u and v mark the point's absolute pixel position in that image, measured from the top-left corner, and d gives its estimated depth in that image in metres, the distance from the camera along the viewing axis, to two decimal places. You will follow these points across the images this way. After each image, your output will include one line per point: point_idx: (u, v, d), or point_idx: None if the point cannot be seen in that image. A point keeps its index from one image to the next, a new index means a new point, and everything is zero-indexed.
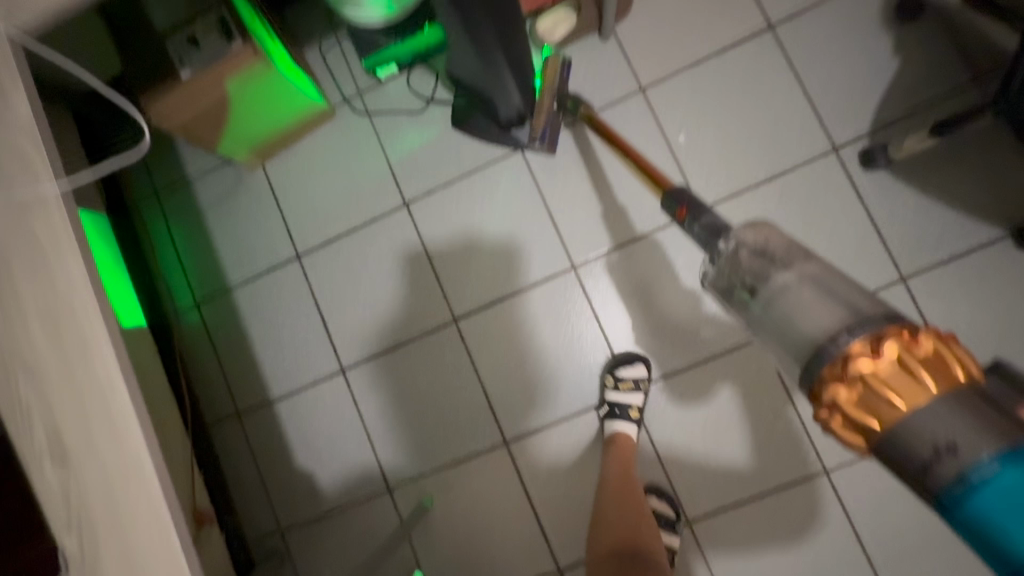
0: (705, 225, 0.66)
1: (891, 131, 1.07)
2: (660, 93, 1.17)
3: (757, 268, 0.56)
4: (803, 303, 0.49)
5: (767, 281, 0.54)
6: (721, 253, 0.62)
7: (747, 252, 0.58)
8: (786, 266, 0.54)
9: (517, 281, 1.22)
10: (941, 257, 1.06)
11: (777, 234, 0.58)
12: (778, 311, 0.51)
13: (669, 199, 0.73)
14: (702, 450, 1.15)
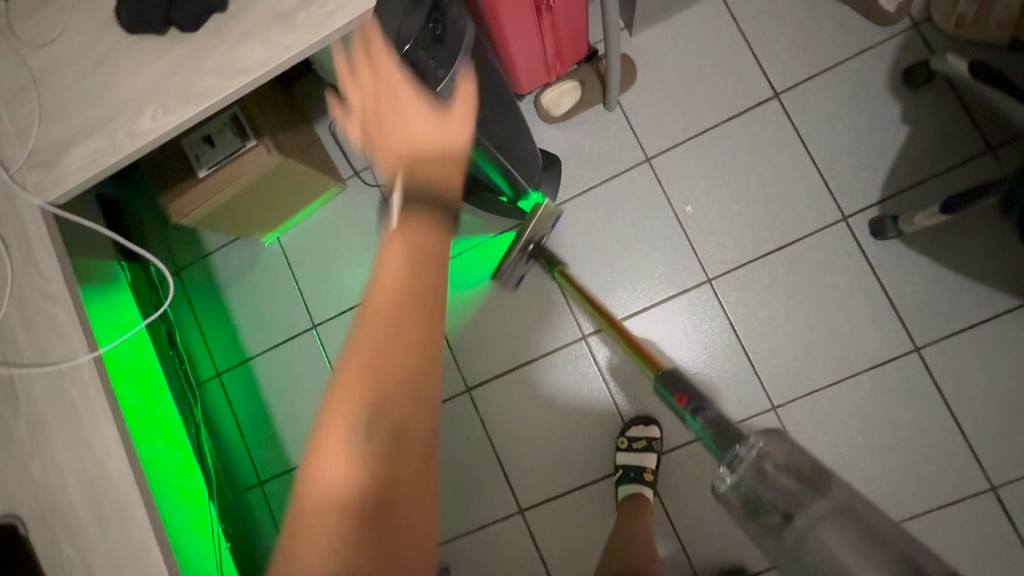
0: (706, 421, 0.67)
1: (898, 201, 1.08)
2: (666, 163, 1.18)
3: (792, 490, 0.50)
4: (835, 555, 0.45)
5: (795, 522, 0.48)
6: (741, 458, 0.57)
7: (774, 465, 0.53)
8: (818, 494, 0.49)
9: (528, 350, 1.24)
10: (956, 327, 1.05)
11: (798, 446, 0.54)
12: (811, 557, 0.47)
13: (662, 380, 0.78)
14: (718, 523, 1.13)
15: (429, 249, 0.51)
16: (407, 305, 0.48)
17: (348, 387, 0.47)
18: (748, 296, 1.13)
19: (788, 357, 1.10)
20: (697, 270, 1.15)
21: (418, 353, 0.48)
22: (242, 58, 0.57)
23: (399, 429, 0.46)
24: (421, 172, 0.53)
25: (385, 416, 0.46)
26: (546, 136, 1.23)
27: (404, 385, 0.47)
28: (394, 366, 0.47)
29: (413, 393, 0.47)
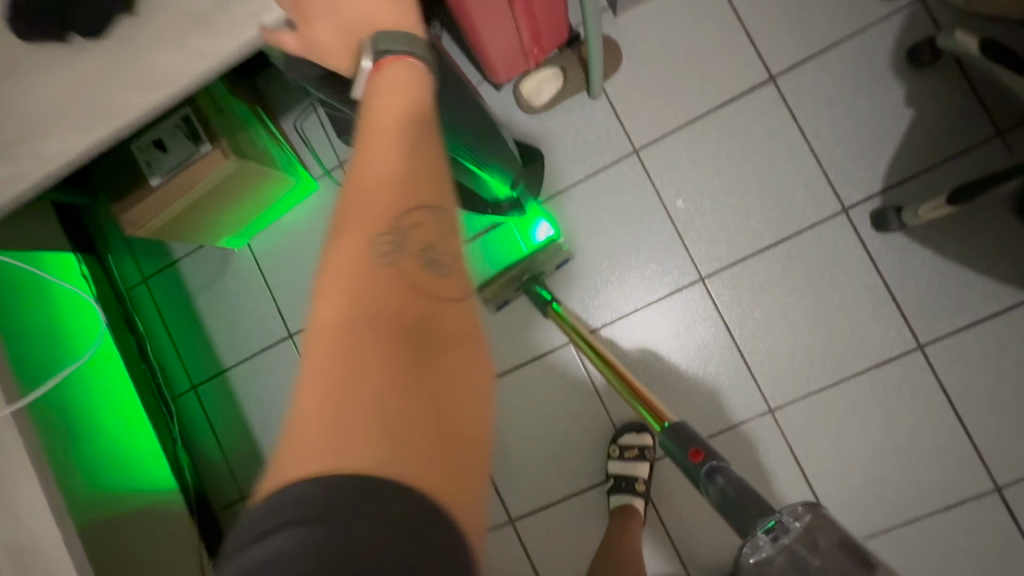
0: (724, 489, 0.58)
1: (902, 191, 1.02)
2: (655, 154, 1.10)
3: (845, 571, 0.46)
4: None
5: None
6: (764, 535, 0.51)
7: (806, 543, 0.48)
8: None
9: (514, 355, 1.18)
10: (961, 324, 1.00)
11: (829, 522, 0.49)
12: None
13: (671, 439, 0.67)
14: (715, 531, 1.09)
15: (414, 87, 0.44)
16: (415, 136, 0.40)
17: (354, 229, 0.37)
18: (743, 294, 1.07)
19: (786, 358, 1.05)
20: (690, 268, 1.09)
21: (439, 188, 0.39)
22: (158, 68, 0.51)
23: (428, 285, 0.37)
24: (395, 36, 0.45)
25: (408, 266, 0.36)
26: (527, 128, 1.15)
27: (429, 229, 0.38)
28: (408, 188, 0.38)
29: (437, 247, 0.38)
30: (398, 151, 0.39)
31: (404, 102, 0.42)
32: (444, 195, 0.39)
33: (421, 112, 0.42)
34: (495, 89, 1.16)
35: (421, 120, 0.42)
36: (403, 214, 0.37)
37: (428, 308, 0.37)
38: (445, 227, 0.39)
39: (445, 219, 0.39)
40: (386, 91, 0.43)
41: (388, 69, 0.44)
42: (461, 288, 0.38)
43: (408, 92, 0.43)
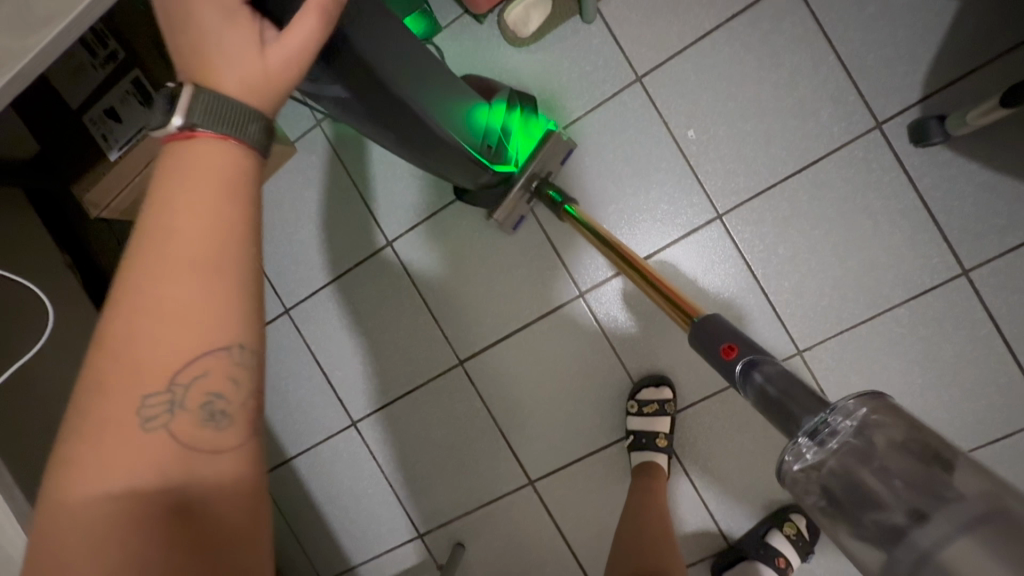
0: (765, 384, 0.55)
1: (945, 97, 0.90)
2: (660, 80, 0.99)
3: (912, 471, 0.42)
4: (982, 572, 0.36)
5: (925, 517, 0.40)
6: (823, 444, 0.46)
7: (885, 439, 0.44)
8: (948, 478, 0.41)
9: (522, 315, 1.12)
10: (1011, 244, 0.90)
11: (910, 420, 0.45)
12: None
13: (698, 334, 0.66)
14: (743, 479, 1.05)
15: (233, 179, 0.40)
16: (216, 251, 0.38)
17: (122, 379, 0.36)
18: (765, 230, 0.97)
19: (814, 296, 0.97)
20: (705, 206, 0.99)
21: (239, 322, 0.38)
22: (40, 3, 0.43)
23: (206, 435, 0.38)
24: (229, 104, 0.40)
25: (183, 422, 0.37)
26: (514, 65, 1.04)
27: (216, 374, 0.38)
28: (195, 329, 0.37)
29: (222, 395, 0.39)
30: (188, 276, 0.37)
31: (217, 199, 0.38)
32: (244, 327, 0.39)
33: (232, 209, 0.39)
34: (476, 23, 1.05)
35: (233, 224, 0.39)
36: (183, 362, 0.37)
37: (202, 465, 0.38)
38: (241, 367, 0.39)
39: (242, 358, 0.39)
40: (182, 184, 0.38)
41: (202, 137, 0.39)
42: (244, 435, 0.40)
43: (226, 185, 0.39)
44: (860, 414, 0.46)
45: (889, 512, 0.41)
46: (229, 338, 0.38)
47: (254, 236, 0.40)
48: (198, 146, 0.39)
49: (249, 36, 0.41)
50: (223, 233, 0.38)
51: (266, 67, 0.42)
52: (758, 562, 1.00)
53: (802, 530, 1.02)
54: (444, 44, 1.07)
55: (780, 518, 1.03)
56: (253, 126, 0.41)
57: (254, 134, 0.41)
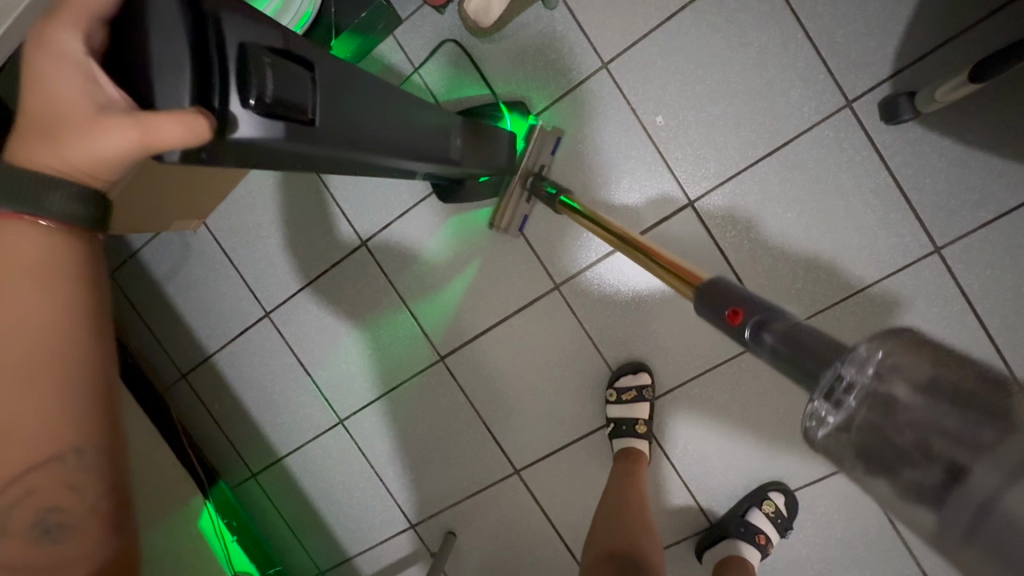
0: (775, 344, 0.48)
1: (916, 72, 0.87)
2: (627, 66, 0.96)
3: (950, 420, 0.38)
4: None
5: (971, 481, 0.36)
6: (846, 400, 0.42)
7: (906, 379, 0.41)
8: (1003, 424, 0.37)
9: (500, 309, 1.12)
10: (983, 220, 0.89)
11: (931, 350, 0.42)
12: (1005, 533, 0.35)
13: (702, 299, 0.57)
14: (721, 460, 1.07)
15: (36, 284, 0.38)
16: (35, 370, 0.38)
17: None
18: (737, 215, 0.96)
19: (789, 278, 0.96)
20: (676, 194, 0.98)
21: (64, 433, 0.39)
22: None
23: (43, 547, 0.42)
24: (16, 189, 0.37)
25: (17, 534, 0.41)
26: (479, 55, 1.02)
27: (47, 484, 0.41)
28: (16, 444, 0.38)
29: (65, 500, 0.42)
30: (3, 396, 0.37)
31: (31, 305, 0.38)
32: (76, 434, 0.40)
33: (49, 314, 0.38)
34: (437, 14, 1.02)
35: (54, 334, 0.38)
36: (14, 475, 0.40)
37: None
38: (79, 471, 0.41)
39: (78, 461, 0.41)
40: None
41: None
42: (92, 543, 0.43)
43: (30, 298, 0.38)
44: (876, 360, 0.42)
45: (931, 471, 0.38)
46: (59, 446, 0.40)
47: (81, 344, 0.40)
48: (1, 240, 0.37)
49: (91, 115, 0.37)
50: (35, 352, 0.38)
51: (79, 158, 0.37)
52: (738, 539, 1.02)
53: (780, 508, 1.03)
54: (405, 37, 1.04)
55: (758, 497, 1.04)
56: (56, 204, 0.38)
57: (57, 209, 0.38)
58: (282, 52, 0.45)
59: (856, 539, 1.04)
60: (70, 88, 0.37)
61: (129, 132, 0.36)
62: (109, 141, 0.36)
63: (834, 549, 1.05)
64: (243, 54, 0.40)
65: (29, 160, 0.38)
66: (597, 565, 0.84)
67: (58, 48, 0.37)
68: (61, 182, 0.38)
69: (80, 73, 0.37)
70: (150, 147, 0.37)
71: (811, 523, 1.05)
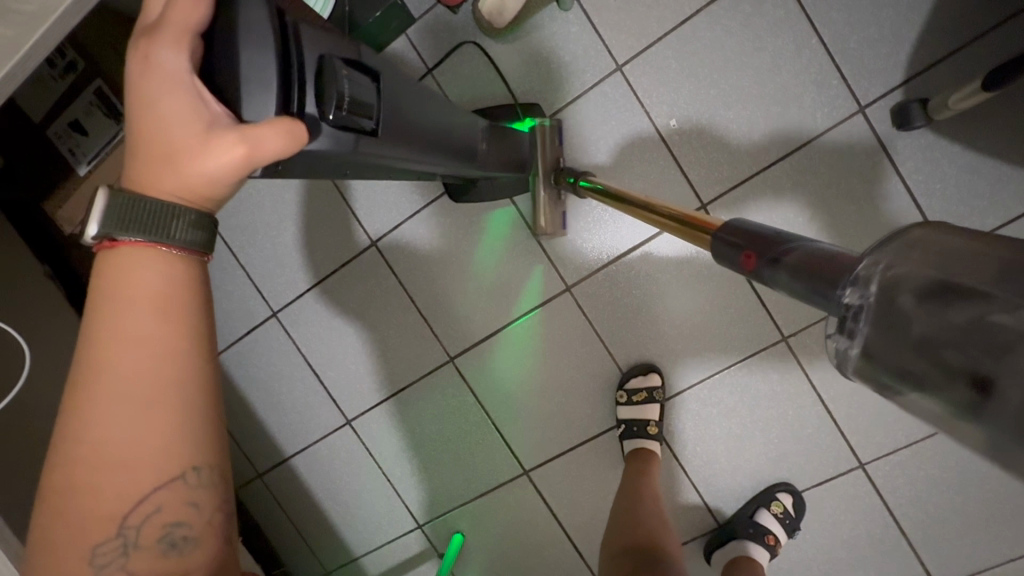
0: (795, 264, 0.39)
1: (927, 79, 0.88)
2: (642, 69, 0.97)
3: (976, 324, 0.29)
4: None
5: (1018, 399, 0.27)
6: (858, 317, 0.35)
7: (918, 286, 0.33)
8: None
9: (511, 310, 1.12)
10: (992, 225, 0.90)
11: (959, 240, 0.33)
12: None
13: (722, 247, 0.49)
14: (729, 462, 1.08)
15: (167, 307, 0.39)
16: (162, 388, 0.39)
17: (76, 529, 0.39)
18: (750, 219, 0.97)
19: None
20: (690, 197, 0.98)
21: (191, 451, 0.41)
22: None
23: (171, 560, 0.43)
24: (143, 218, 0.38)
25: (142, 555, 0.42)
26: (494, 56, 1.02)
27: (172, 503, 0.42)
28: (143, 467, 0.39)
29: (185, 518, 0.43)
30: (129, 422, 0.38)
31: (155, 330, 0.38)
32: (198, 449, 0.41)
33: (170, 341, 0.39)
34: (451, 14, 1.02)
35: (175, 359, 0.39)
36: (139, 500, 0.40)
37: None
38: (201, 487, 0.43)
39: (200, 477, 0.42)
40: (120, 321, 0.38)
41: (124, 244, 0.39)
42: (212, 552, 0.45)
43: (160, 319, 0.39)
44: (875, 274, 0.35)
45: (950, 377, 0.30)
46: (182, 465, 0.41)
47: (197, 367, 0.40)
48: (124, 273, 0.39)
49: (197, 131, 0.37)
50: (164, 374, 0.39)
51: (188, 176, 0.37)
52: (748, 541, 1.03)
53: (788, 508, 1.04)
54: (418, 37, 1.03)
55: (767, 498, 1.05)
56: (178, 232, 0.38)
57: (180, 236, 0.39)
58: (353, 64, 0.46)
59: (862, 539, 1.05)
60: (178, 106, 0.37)
61: (236, 148, 0.36)
62: (216, 157, 0.36)
63: (840, 549, 1.07)
64: (322, 64, 0.41)
65: (144, 183, 0.38)
66: (619, 559, 0.86)
67: (164, 68, 0.37)
68: (182, 210, 0.38)
69: (185, 92, 0.37)
70: (254, 161, 0.37)
71: (818, 524, 1.07)
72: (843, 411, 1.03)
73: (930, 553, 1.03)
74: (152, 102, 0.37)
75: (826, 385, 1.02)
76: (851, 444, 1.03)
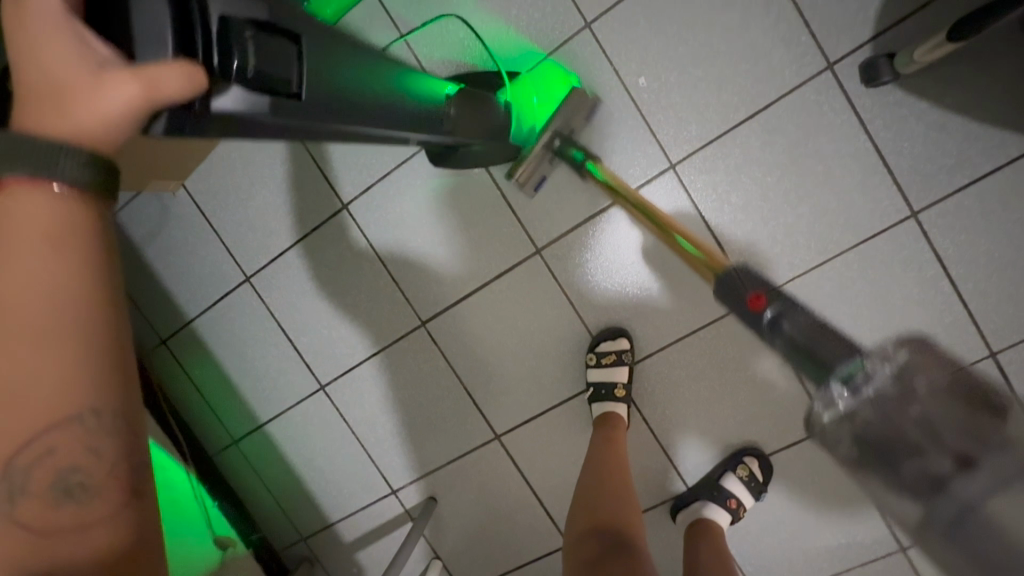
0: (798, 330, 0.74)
1: (895, 34, 0.87)
2: (610, 27, 0.96)
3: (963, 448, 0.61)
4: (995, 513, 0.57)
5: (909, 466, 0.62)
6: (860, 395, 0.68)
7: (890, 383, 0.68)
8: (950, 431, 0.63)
9: (481, 274, 1.12)
10: (960, 184, 0.89)
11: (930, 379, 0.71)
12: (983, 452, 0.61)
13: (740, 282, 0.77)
14: (698, 425, 1.08)
15: (50, 219, 0.36)
16: (46, 312, 0.35)
17: None
18: (717, 178, 0.96)
19: (767, 242, 0.96)
20: (658, 157, 0.98)
21: (81, 391, 0.36)
22: None
23: (66, 510, 0.37)
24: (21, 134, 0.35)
25: (32, 503, 0.36)
26: (461, 14, 1.01)
27: (65, 447, 0.36)
28: (26, 407, 0.35)
29: (83, 465, 0.37)
30: (9, 356, 0.34)
31: (33, 254, 0.35)
32: (89, 395, 0.36)
33: (58, 267, 0.36)
34: None
35: (64, 286, 0.36)
36: (24, 445, 0.35)
37: (67, 541, 0.37)
38: (100, 431, 0.37)
39: (97, 422, 0.37)
40: (1, 245, 0.35)
41: (3, 171, 0.35)
42: (116, 504, 0.39)
43: (36, 231, 0.35)
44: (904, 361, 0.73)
45: (941, 462, 0.61)
46: (74, 406, 0.36)
47: (92, 300, 0.37)
48: (4, 210, 0.35)
49: (83, 69, 0.37)
50: (44, 294, 0.35)
51: (77, 111, 0.36)
52: (710, 503, 1.04)
53: (754, 472, 1.04)
54: None
55: (734, 462, 1.05)
56: (67, 168, 0.36)
57: (62, 152, 0.36)
58: (266, 24, 0.48)
59: (829, 502, 1.06)
60: (60, 45, 0.37)
61: (130, 84, 0.37)
62: (106, 87, 0.36)
63: (807, 511, 1.07)
64: (225, 25, 0.44)
65: (30, 122, 0.36)
66: (581, 541, 0.85)
67: (40, 13, 0.37)
68: (72, 143, 0.36)
69: (66, 33, 0.37)
70: (151, 95, 0.37)
71: (785, 486, 1.07)
72: None
73: None
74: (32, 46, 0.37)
75: None
76: None
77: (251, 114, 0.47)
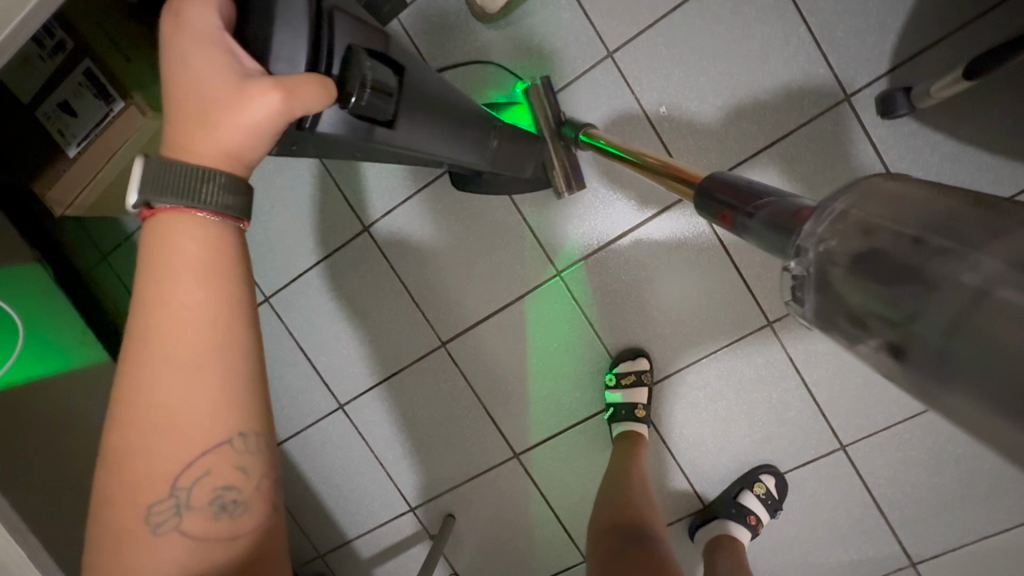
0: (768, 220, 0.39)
1: (911, 68, 0.90)
2: (632, 55, 0.97)
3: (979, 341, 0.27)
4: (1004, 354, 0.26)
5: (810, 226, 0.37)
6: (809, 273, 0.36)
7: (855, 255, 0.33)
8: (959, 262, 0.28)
9: (503, 295, 1.13)
10: None
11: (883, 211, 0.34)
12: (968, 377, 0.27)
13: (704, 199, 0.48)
14: (714, 444, 1.10)
15: (210, 257, 0.38)
16: (205, 339, 0.38)
17: (127, 495, 0.37)
18: None
19: None
20: None
21: (234, 413, 0.39)
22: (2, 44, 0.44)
23: (222, 523, 0.41)
24: (180, 176, 0.37)
25: (194, 518, 0.40)
26: (485, 42, 1.03)
27: (221, 466, 0.40)
28: (187, 429, 0.38)
29: (234, 483, 0.41)
30: (175, 385, 0.37)
31: (193, 290, 0.37)
32: (241, 414, 0.39)
33: (212, 300, 0.38)
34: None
35: (216, 317, 0.38)
36: (189, 461, 0.39)
37: (221, 549, 0.41)
38: (248, 453, 0.41)
39: (246, 443, 0.40)
40: (162, 277, 0.37)
41: (162, 211, 0.38)
42: (261, 515, 0.42)
43: (196, 267, 0.38)
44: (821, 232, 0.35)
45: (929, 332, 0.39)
46: (229, 430, 0.39)
47: (239, 324, 0.39)
48: (165, 242, 0.38)
49: (230, 86, 0.37)
50: (202, 325, 0.38)
51: (223, 130, 0.37)
52: (730, 520, 1.06)
53: (771, 489, 1.06)
54: (409, 21, 1.03)
55: (751, 480, 1.07)
56: (209, 194, 0.38)
57: (211, 195, 0.38)
58: (379, 54, 0.47)
59: (842, 518, 1.08)
60: (211, 65, 0.38)
61: (271, 94, 0.37)
62: (252, 104, 0.37)
63: (820, 527, 1.10)
64: (347, 54, 0.43)
65: (181, 146, 0.38)
66: (604, 540, 0.87)
67: (198, 32, 0.39)
68: (214, 171, 0.38)
69: (219, 50, 0.38)
70: (290, 105, 0.38)
71: (799, 503, 1.10)
72: (825, 393, 1.05)
73: (904, 532, 1.07)
74: (188, 67, 0.38)
75: (807, 369, 1.05)
76: (833, 426, 1.06)
77: (347, 137, 0.47)
